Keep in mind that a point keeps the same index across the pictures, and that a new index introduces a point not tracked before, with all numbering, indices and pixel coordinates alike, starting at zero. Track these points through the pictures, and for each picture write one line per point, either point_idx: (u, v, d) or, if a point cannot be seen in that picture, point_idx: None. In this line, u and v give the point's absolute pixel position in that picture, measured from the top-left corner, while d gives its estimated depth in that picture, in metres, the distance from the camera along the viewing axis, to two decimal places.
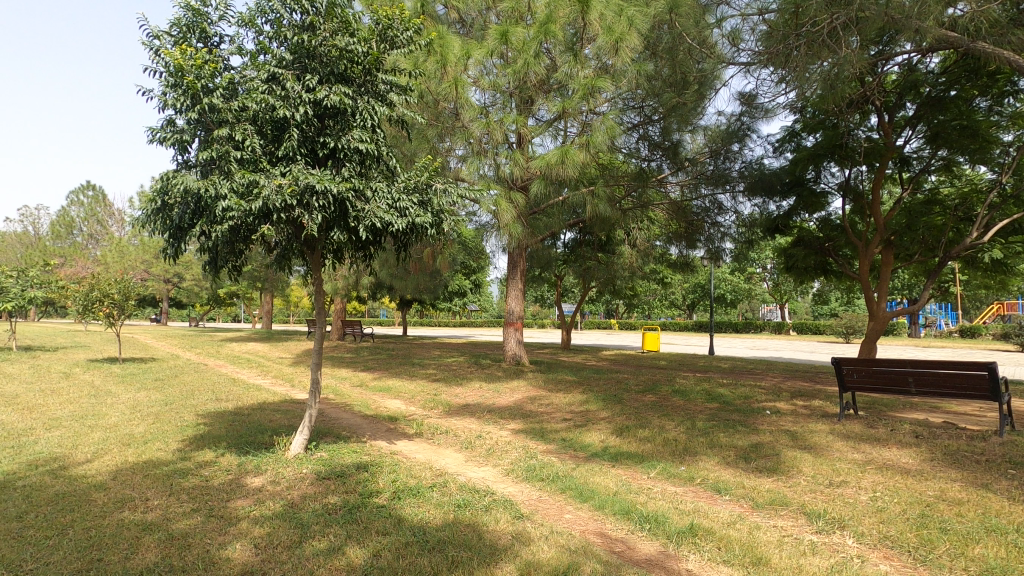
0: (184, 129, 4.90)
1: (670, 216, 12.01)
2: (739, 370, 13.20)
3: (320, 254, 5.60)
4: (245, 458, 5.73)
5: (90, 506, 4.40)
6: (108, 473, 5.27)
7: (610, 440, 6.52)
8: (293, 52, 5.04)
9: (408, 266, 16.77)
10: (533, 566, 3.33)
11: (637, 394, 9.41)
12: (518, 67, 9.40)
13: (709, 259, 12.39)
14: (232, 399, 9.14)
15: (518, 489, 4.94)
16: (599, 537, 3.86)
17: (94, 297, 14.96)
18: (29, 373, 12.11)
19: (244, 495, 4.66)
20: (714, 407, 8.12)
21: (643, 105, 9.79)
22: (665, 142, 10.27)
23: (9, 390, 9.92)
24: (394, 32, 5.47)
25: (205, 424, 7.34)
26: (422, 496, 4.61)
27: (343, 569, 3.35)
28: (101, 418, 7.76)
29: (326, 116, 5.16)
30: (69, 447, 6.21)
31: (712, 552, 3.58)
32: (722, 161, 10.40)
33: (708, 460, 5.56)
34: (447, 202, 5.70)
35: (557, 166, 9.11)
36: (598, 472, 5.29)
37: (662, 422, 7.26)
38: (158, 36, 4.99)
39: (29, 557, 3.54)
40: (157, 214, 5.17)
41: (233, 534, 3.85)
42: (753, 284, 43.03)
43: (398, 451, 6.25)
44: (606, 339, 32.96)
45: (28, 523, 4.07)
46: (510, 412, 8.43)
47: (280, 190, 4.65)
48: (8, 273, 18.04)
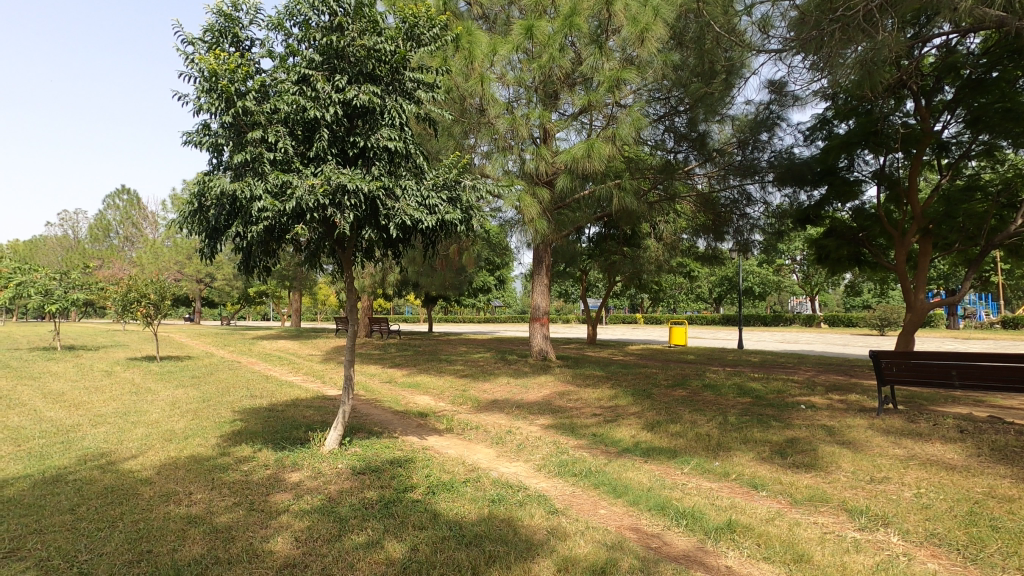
0: (219, 133, 4.99)
1: (697, 208, 11.82)
2: (770, 364, 12.98)
3: (351, 252, 5.68)
4: (282, 453, 5.86)
5: (137, 499, 4.56)
6: (153, 468, 5.43)
7: (641, 435, 6.46)
8: (323, 53, 5.11)
9: (435, 264, 16.91)
10: (571, 561, 3.33)
11: (667, 389, 9.31)
12: (542, 62, 9.41)
13: (737, 252, 12.16)
14: (266, 396, 9.34)
15: (551, 484, 4.94)
16: (635, 533, 3.85)
17: (132, 298, 15.45)
18: (74, 371, 12.61)
19: (283, 489, 4.78)
20: (747, 402, 7.98)
21: (669, 97, 9.72)
22: (691, 133, 10.10)
23: (56, 388, 10.33)
24: (420, 30, 5.49)
25: (241, 420, 7.53)
26: (456, 491, 4.65)
27: (383, 562, 3.40)
28: (142, 415, 8.02)
29: (355, 116, 5.20)
30: (114, 443, 6.44)
31: (752, 548, 3.53)
32: (750, 150, 10.06)
33: (743, 456, 5.48)
34: (476, 199, 5.72)
35: (583, 159, 9.03)
36: (631, 467, 5.26)
37: (694, 416, 7.19)
38: (192, 42, 5.09)
39: (84, 548, 3.69)
40: (194, 215, 5.28)
41: (274, 528, 3.95)
42: (782, 276, 42.16)
43: (430, 446, 6.32)
44: (627, 339, 26.03)
45: (81, 516, 4.24)
46: (539, 407, 8.44)
47: (313, 190, 4.72)
48: (51, 276, 18.78)
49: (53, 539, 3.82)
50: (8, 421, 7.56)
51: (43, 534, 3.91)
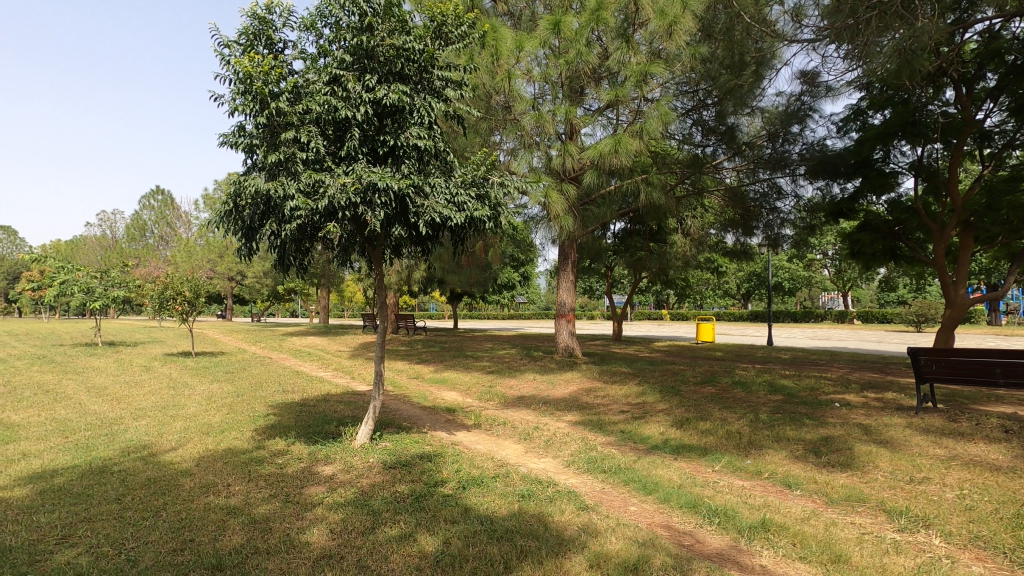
0: (254, 135, 5.10)
1: (725, 202, 11.61)
2: (801, 361, 12.73)
3: (380, 250, 5.75)
4: (315, 447, 5.98)
5: (179, 490, 4.72)
6: (192, 460, 5.62)
7: (671, 432, 6.41)
8: (353, 53, 5.18)
9: (460, 261, 17.00)
10: (603, 557, 3.34)
11: (696, 386, 9.21)
12: (569, 57, 9.41)
13: (767, 247, 11.89)
14: (298, 391, 9.53)
15: (580, 480, 4.94)
16: (667, 530, 3.83)
17: (168, 295, 15.94)
18: (115, 366, 13.10)
19: (318, 482, 4.88)
20: (779, 400, 7.84)
21: (697, 89, 9.63)
22: (719, 127, 9.83)
23: (99, 382, 10.72)
24: (448, 28, 5.53)
25: (274, 415, 7.71)
26: (486, 486, 4.69)
27: (416, 554, 3.45)
28: (180, 408, 8.29)
29: (384, 115, 5.27)
30: (155, 435, 6.67)
31: (788, 548, 3.48)
32: (780, 143, 9.79)
33: (776, 454, 5.40)
34: (504, 196, 5.75)
35: (609, 155, 8.98)
36: (660, 464, 5.23)
37: (724, 414, 7.10)
38: (228, 45, 5.21)
39: (130, 536, 3.84)
40: (230, 215, 5.41)
41: (310, 519, 4.04)
42: (813, 271, 41.14)
43: (459, 441, 6.38)
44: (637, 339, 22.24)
45: (127, 505, 4.40)
46: (566, 404, 8.43)
47: (344, 189, 4.79)
48: (92, 274, 19.56)
49: (101, 527, 3.99)
50: (56, 413, 7.90)
51: (92, 522, 4.07)
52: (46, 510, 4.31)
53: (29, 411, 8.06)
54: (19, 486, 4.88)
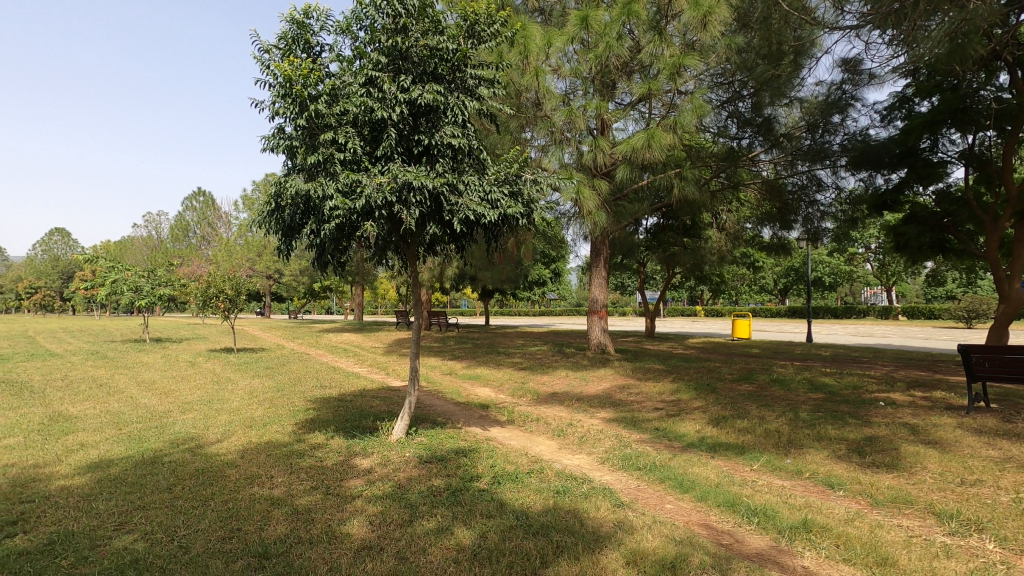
0: (294, 137, 5.24)
1: (762, 196, 11.30)
2: (842, 358, 12.36)
3: (415, 248, 5.82)
4: (353, 441, 6.12)
5: (225, 481, 4.91)
6: (236, 452, 5.83)
7: (707, 430, 6.33)
8: (387, 54, 5.26)
9: (492, 257, 17.08)
10: (639, 554, 3.33)
11: (732, 384, 9.04)
12: (599, 51, 9.32)
13: (806, 240, 11.50)
14: (335, 386, 9.76)
15: (615, 477, 4.93)
16: (705, 529, 3.79)
17: (211, 293, 16.51)
18: (163, 362, 13.65)
19: (356, 475, 5.01)
20: (819, 398, 7.63)
21: (732, 81, 9.46)
22: (756, 118, 9.58)
23: (148, 377, 11.22)
24: (480, 27, 5.56)
25: (313, 409, 7.93)
26: (521, 482, 4.72)
27: (453, 548, 3.51)
28: (224, 402, 8.60)
29: (418, 115, 5.34)
30: (202, 428, 6.94)
31: (830, 550, 3.40)
32: (820, 134, 9.35)
33: (817, 453, 5.27)
34: (537, 193, 5.77)
35: (642, 150, 8.87)
36: (697, 462, 5.17)
37: (762, 412, 6.95)
38: (268, 50, 5.36)
39: (182, 524, 4.01)
40: (271, 215, 5.57)
41: (350, 511, 4.15)
42: (855, 266, 39.78)
43: (493, 437, 6.44)
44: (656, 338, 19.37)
45: (177, 495, 4.60)
46: (600, 401, 8.41)
47: (381, 188, 4.87)
48: (140, 273, 20.40)
49: (155, 515, 4.18)
50: (109, 406, 8.30)
51: (146, 510, 4.27)
52: (103, 498, 4.54)
53: (85, 404, 8.49)
54: (79, 475, 5.16)
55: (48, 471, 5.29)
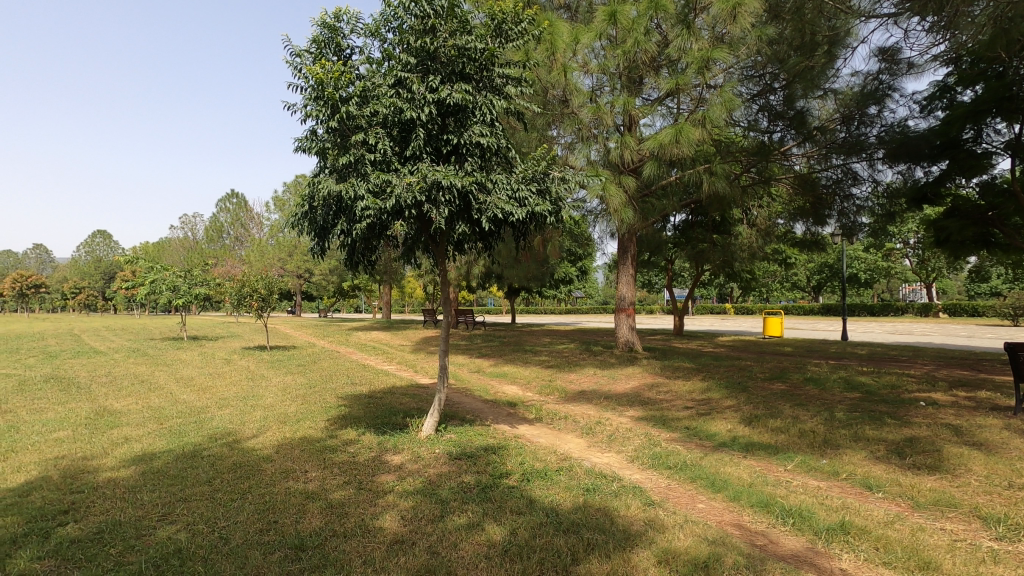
0: (325, 138, 5.34)
1: (794, 191, 11.05)
2: (879, 357, 11.99)
3: (443, 246, 5.89)
4: (383, 437, 6.22)
5: (261, 475, 5.05)
6: (272, 447, 5.99)
7: (738, 430, 6.22)
8: (416, 55, 5.33)
9: (519, 255, 17.09)
10: (671, 554, 3.31)
11: (764, 382, 8.88)
12: (627, 47, 9.25)
13: (841, 236, 11.08)
14: (365, 384, 9.91)
15: (645, 476, 4.89)
16: (737, 529, 3.74)
17: (245, 292, 16.95)
18: (200, 359, 14.07)
19: (388, 471, 5.09)
20: (856, 398, 7.42)
21: (763, 73, 9.16)
22: (788, 112, 9.24)
23: (186, 373, 11.59)
24: (508, 25, 5.58)
25: (345, 406, 8.08)
26: (550, 479, 4.73)
27: (484, 543, 3.54)
28: (259, 398, 8.83)
29: (447, 114, 5.39)
30: (239, 423, 7.15)
31: (869, 552, 3.32)
32: (856, 126, 8.91)
33: (854, 454, 5.14)
34: (565, 191, 5.79)
35: (670, 145, 8.76)
36: (730, 462, 5.09)
37: (796, 412, 6.79)
38: (299, 54, 5.47)
39: (222, 516, 4.14)
40: (303, 215, 5.69)
41: (382, 506, 4.23)
42: (893, 262, 38.50)
43: (522, 435, 6.46)
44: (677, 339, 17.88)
45: (216, 488, 4.75)
46: (628, 399, 8.36)
47: (410, 188, 4.93)
48: (178, 273, 21.07)
49: (196, 507, 4.33)
50: (151, 402, 8.61)
51: (187, 502, 4.42)
52: (148, 489, 4.72)
53: (128, 399, 8.82)
54: (124, 467, 5.37)
55: (96, 463, 5.52)
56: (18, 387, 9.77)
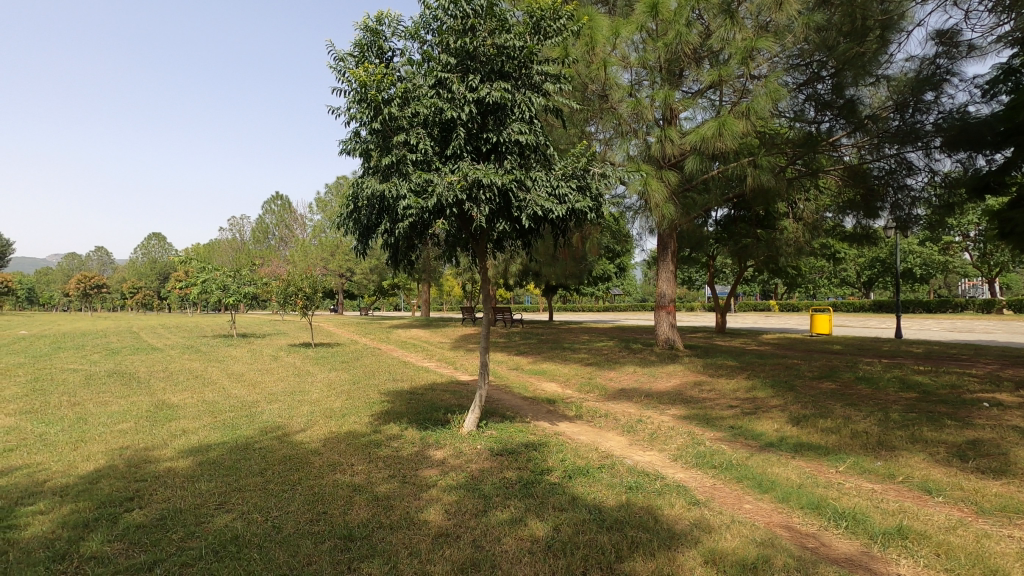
0: (368, 140, 5.46)
1: (845, 183, 10.61)
2: (936, 356, 11.42)
3: (483, 244, 5.93)
4: (425, 433, 6.32)
5: (310, 467, 5.22)
6: (319, 440, 6.18)
7: (786, 430, 6.04)
8: (456, 56, 5.38)
9: (557, 253, 17.08)
10: (718, 554, 3.25)
11: (813, 381, 8.59)
12: (668, 39, 9.21)
13: (895, 229, 10.45)
14: (406, 380, 10.09)
15: (689, 476, 4.81)
16: (787, 530, 3.64)
17: (291, 291, 17.49)
18: (249, 355, 14.61)
19: (430, 465, 5.18)
20: (912, 398, 7.10)
21: (810, 62, 8.78)
22: (837, 100, 8.75)
23: (237, 369, 12.05)
24: (546, 22, 5.58)
25: (388, 401, 8.27)
26: (592, 477, 4.71)
27: (528, 538, 3.57)
28: (305, 394, 9.13)
29: (486, 113, 5.42)
30: (287, 417, 7.41)
31: (930, 558, 3.18)
32: (910, 113, 8.30)
33: (911, 457, 4.92)
34: (605, 186, 5.75)
35: (713, 139, 8.60)
36: (777, 462, 4.95)
37: (848, 412, 6.55)
38: (342, 58, 5.60)
39: (275, 505, 4.31)
40: (348, 215, 5.83)
41: (426, 499, 4.31)
42: (951, 255, 36.53)
43: (562, 432, 6.45)
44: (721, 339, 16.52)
45: (268, 479, 4.94)
46: (670, 397, 8.25)
47: (451, 186, 4.98)
48: (228, 273, 21.93)
49: (250, 496, 4.52)
50: (205, 396, 9.01)
51: (242, 492, 4.62)
52: (205, 479, 4.95)
53: (184, 394, 9.25)
54: (182, 458, 5.65)
55: (157, 453, 5.82)
56: (84, 381, 10.39)
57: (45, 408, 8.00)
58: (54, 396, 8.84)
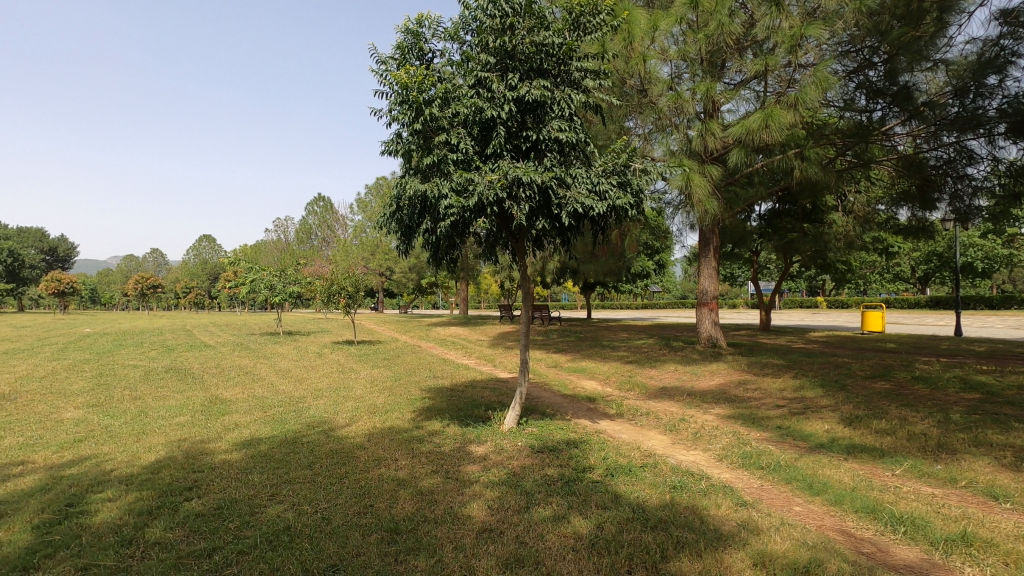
0: (410, 141, 5.55)
1: (898, 173, 10.14)
2: (1001, 355, 10.78)
3: (523, 242, 5.96)
4: (467, 429, 6.40)
5: (356, 461, 5.37)
6: (364, 435, 6.35)
7: (837, 430, 5.85)
8: (496, 55, 5.41)
9: (596, 249, 16.96)
10: (768, 556, 3.18)
11: (866, 381, 8.25)
12: (710, 31, 9.23)
13: (955, 222, 9.90)
14: (447, 377, 10.23)
15: (736, 476, 4.71)
16: (842, 535, 3.52)
17: (334, 290, 17.92)
18: (295, 353, 15.04)
19: (473, 461, 5.24)
20: (974, 399, 6.75)
21: (861, 47, 8.17)
22: (890, 88, 7.91)
23: (284, 366, 12.45)
24: (586, 18, 5.56)
25: (429, 398, 8.39)
26: (635, 475, 4.68)
27: (571, 536, 3.56)
28: (349, 390, 9.36)
29: (526, 111, 5.44)
30: (333, 413, 7.62)
31: (997, 567, 3.03)
32: (972, 98, 7.39)
33: (976, 460, 4.68)
34: (645, 182, 5.67)
35: (759, 131, 8.39)
36: (828, 464, 4.80)
37: (904, 412, 6.28)
38: (385, 61, 5.72)
39: (323, 498, 4.45)
40: (391, 215, 5.94)
41: (470, 495, 4.36)
42: (1017, 249, 34.43)
43: (603, 430, 6.43)
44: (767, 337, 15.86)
45: (316, 472, 5.10)
46: (714, 396, 8.08)
47: (492, 185, 5.02)
48: (274, 274, 22.61)
49: (300, 489, 4.67)
50: (255, 392, 9.33)
51: (292, 484, 4.79)
52: (257, 471, 5.15)
53: (235, 389, 9.62)
54: (235, 450, 5.89)
55: (212, 446, 6.08)
56: (143, 377, 10.91)
57: (109, 401, 8.47)
58: (117, 390, 9.33)
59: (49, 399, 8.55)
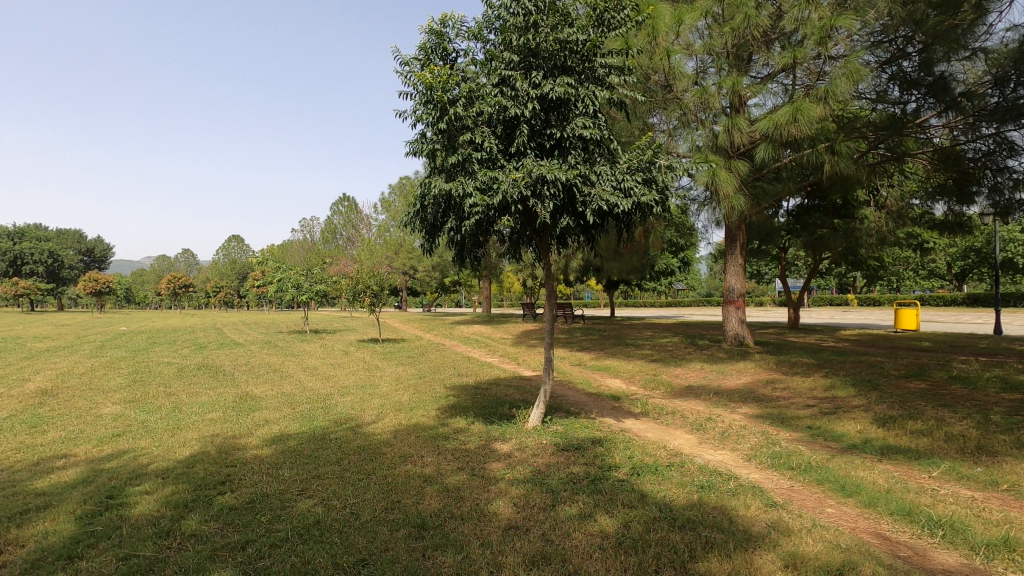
0: (434, 140, 5.59)
1: (934, 166, 9.79)
2: None
3: (547, 240, 5.96)
4: (492, 427, 6.43)
5: (383, 457, 5.44)
6: (390, 432, 6.42)
7: (871, 431, 5.70)
8: (519, 53, 5.42)
9: (619, 247, 16.85)
10: (799, 558, 3.12)
11: (900, 381, 8.02)
12: (735, 23, 9.04)
13: (995, 216, 9.52)
14: (471, 375, 10.28)
15: (765, 476, 4.64)
16: (877, 538, 3.43)
17: (359, 289, 18.17)
18: (322, 350, 15.26)
19: (498, 459, 5.26)
20: (1016, 399, 6.51)
21: (895, 37, 8.03)
22: (925, 78, 7.92)
23: (311, 364, 12.67)
24: (610, 14, 5.52)
25: (453, 395, 8.45)
26: (662, 474, 4.64)
27: (598, 534, 3.55)
28: (375, 387, 9.47)
29: (550, 109, 5.43)
30: (359, 410, 7.73)
31: None
32: (1012, 87, 7.12)
33: (1018, 462, 4.51)
34: (671, 179, 5.62)
35: (787, 125, 8.23)
36: (862, 465, 4.69)
37: (941, 413, 6.09)
38: (409, 62, 5.77)
39: (351, 493, 4.52)
40: (415, 214, 5.99)
41: (495, 492, 4.38)
42: None
43: (628, 429, 6.39)
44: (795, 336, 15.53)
45: (344, 468, 5.18)
46: (741, 395, 7.96)
47: (516, 183, 5.03)
48: (302, 273, 23.01)
49: (329, 484, 4.75)
50: (283, 389, 9.52)
51: (321, 479, 4.88)
52: (287, 466, 5.26)
53: (264, 386, 9.83)
54: (266, 446, 6.02)
55: (243, 441, 6.23)
56: (177, 373, 11.23)
57: (145, 397, 8.73)
58: (152, 387, 9.61)
59: (88, 395, 8.86)
